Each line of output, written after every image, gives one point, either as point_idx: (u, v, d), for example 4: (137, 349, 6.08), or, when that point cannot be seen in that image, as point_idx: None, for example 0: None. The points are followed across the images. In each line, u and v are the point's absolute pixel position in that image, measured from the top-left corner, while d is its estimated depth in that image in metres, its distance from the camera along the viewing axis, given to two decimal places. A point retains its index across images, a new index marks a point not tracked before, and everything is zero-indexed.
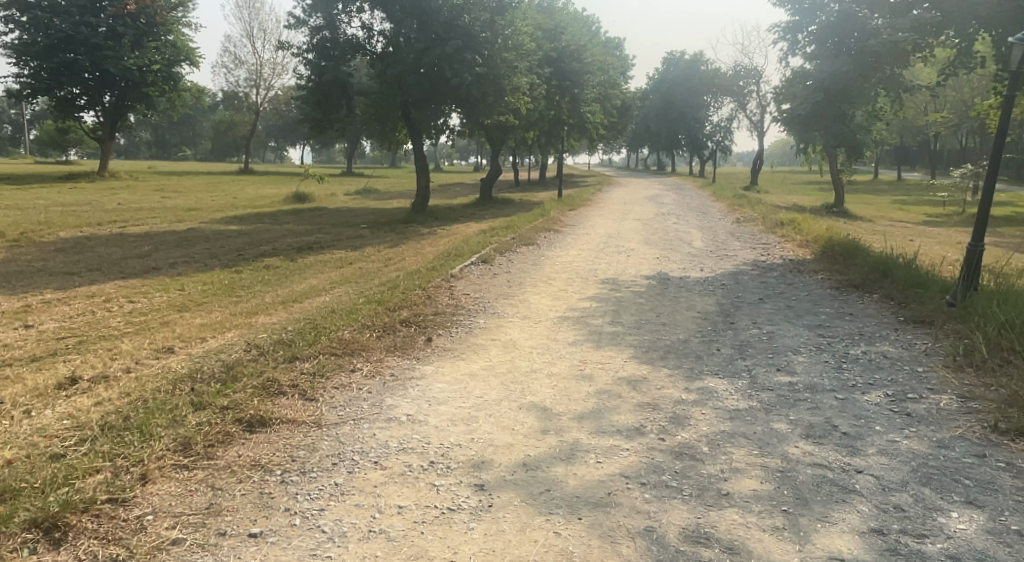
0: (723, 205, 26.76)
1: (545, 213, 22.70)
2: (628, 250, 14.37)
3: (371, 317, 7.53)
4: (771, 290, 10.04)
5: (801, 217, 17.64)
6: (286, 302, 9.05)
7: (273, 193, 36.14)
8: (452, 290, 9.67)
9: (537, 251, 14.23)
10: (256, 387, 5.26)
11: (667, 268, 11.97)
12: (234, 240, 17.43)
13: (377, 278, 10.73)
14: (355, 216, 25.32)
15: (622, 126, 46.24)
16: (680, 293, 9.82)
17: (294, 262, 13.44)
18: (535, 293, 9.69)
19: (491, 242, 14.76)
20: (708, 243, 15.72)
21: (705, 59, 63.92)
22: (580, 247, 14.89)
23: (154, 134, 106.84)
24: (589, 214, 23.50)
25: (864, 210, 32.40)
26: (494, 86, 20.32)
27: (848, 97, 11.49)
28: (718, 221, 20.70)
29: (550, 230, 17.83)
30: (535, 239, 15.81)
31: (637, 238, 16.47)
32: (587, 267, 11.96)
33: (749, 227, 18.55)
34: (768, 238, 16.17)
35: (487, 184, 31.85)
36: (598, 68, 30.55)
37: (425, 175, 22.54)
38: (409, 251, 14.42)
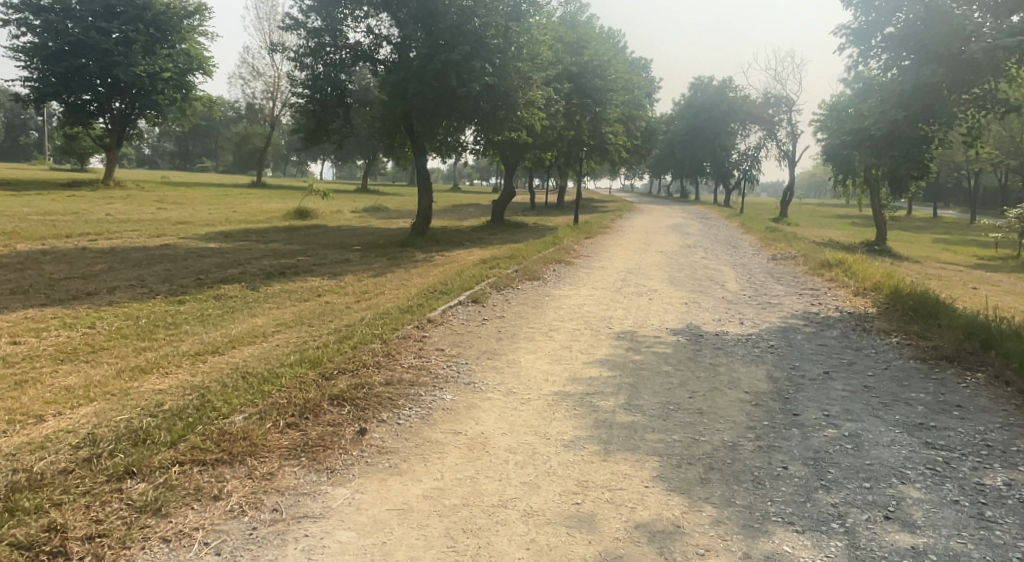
0: (755, 239, 24.54)
1: (558, 241, 20.61)
2: (649, 292, 12.17)
3: (289, 392, 5.38)
4: (837, 359, 7.81)
5: (851, 259, 15.35)
6: (203, 354, 6.93)
7: (277, 207, 34.35)
8: (423, 344, 7.54)
9: (542, 288, 12.10)
10: (10, 546, 3.20)
11: (696, 318, 9.77)
12: (206, 260, 15.49)
13: (336, 322, 8.60)
14: (352, 236, 23.33)
15: (646, 151, 44.10)
16: (716, 358, 7.61)
17: (255, 292, 11.38)
18: (527, 352, 7.52)
19: (490, 275, 12.65)
20: (742, 285, 13.49)
21: (734, 85, 61.86)
22: (594, 286, 12.73)
23: (177, 145, 106.51)
24: (607, 245, 21.39)
25: (906, 250, 29.97)
26: (506, 98, 18.31)
27: (932, 117, 9.28)
28: (752, 259, 18.49)
29: (561, 261, 15.75)
30: (541, 273, 13.68)
31: (660, 276, 14.27)
32: (597, 314, 9.80)
33: (788, 267, 16.33)
34: (813, 283, 13.93)
35: (499, 206, 29.87)
36: (623, 87, 28.52)
37: (429, 195, 20.57)
38: (393, 283, 12.28)
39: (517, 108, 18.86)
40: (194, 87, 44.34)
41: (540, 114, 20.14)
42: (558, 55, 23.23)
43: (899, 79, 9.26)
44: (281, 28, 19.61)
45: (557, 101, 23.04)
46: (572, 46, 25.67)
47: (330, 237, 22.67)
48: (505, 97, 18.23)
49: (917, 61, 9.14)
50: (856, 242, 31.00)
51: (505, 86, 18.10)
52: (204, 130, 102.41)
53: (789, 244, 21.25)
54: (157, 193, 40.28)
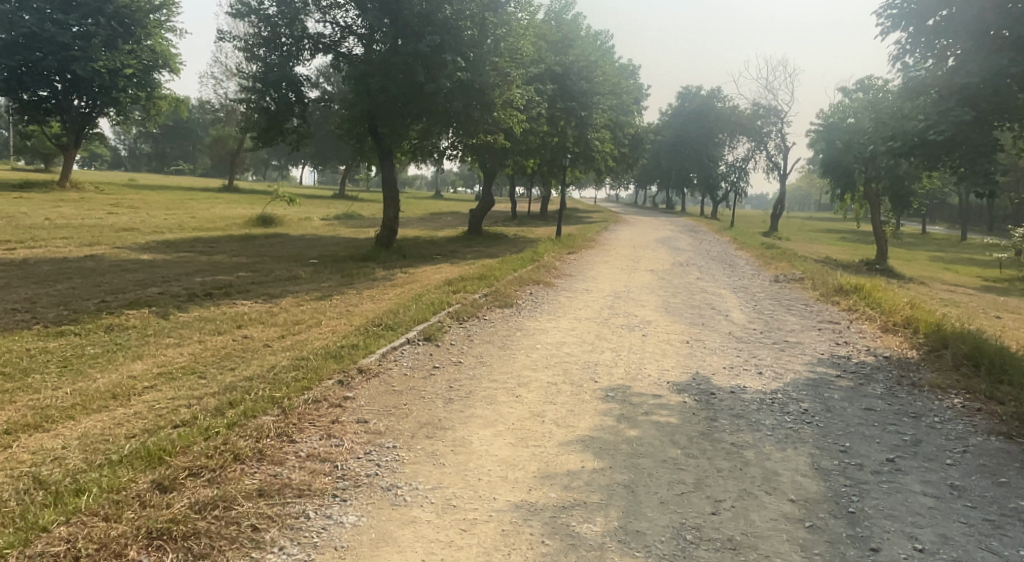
0: (750, 256, 22.79)
1: (537, 256, 18.71)
2: (641, 325, 10.25)
3: (78, 530, 3.39)
4: (896, 436, 5.93)
5: (868, 286, 13.55)
6: (19, 429, 4.91)
7: (240, 213, 32.15)
8: (345, 410, 5.57)
9: (513, 318, 10.15)
10: None
11: (700, 367, 7.85)
12: (128, 275, 13.40)
13: (240, 371, 6.56)
14: (313, 246, 21.28)
15: (633, 160, 42.34)
16: (737, 435, 5.67)
17: (164, 320, 9.31)
18: (484, 422, 5.57)
19: (454, 301, 10.67)
20: (745, 316, 11.62)
21: (722, 95, 60.37)
22: (575, 315, 10.79)
23: (154, 146, 103.60)
24: (593, 261, 19.52)
25: (908, 270, 28.40)
26: (481, 98, 16.44)
27: (999, 119, 7.45)
28: (751, 280, 16.71)
29: (538, 282, 13.88)
30: (513, 299, 11.73)
31: (652, 302, 12.38)
32: (578, 359, 7.86)
33: (796, 293, 14.49)
34: (827, 314, 12.09)
35: (477, 216, 27.92)
36: (610, 91, 26.69)
37: (396, 204, 18.62)
38: (338, 310, 10.25)
39: (495, 109, 16.99)
40: (159, 85, 41.85)
41: (521, 117, 18.28)
42: (541, 54, 21.38)
43: (960, 69, 7.46)
44: (230, 15, 17.53)
45: (538, 103, 21.19)
46: (556, 45, 23.83)
47: (288, 248, 20.64)
48: (480, 96, 16.37)
49: (982, 47, 7.34)
50: (854, 259, 29.39)
51: (480, 85, 16.23)
52: (179, 131, 99.58)
53: (790, 264, 19.48)
54: (114, 197, 37.84)
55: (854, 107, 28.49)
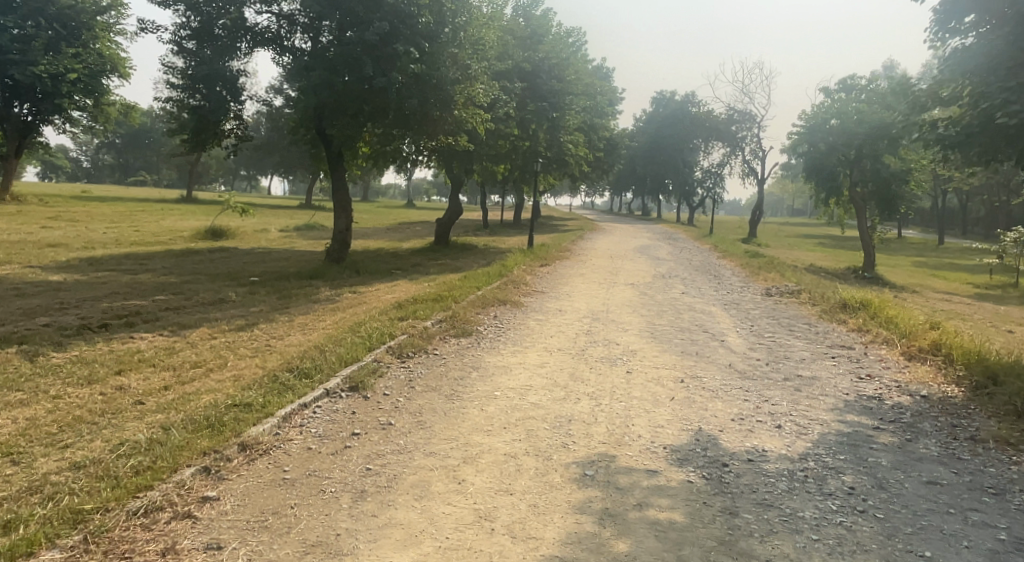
0: (735, 266, 21.31)
1: (505, 269, 16.98)
2: (624, 359, 8.52)
3: None
4: (988, 536, 4.24)
5: (876, 302, 12.00)
6: None
7: (190, 225, 29.96)
8: (194, 523, 3.84)
9: (472, 351, 8.36)
10: None
11: (702, 421, 6.13)
12: (21, 301, 11.41)
13: (72, 453, 4.74)
14: (261, 262, 19.30)
15: (608, 166, 40.81)
16: (769, 545, 3.94)
17: (26, 365, 7.43)
18: (401, 541, 3.77)
19: (400, 329, 8.85)
20: (743, 341, 9.94)
21: (696, 100, 59.18)
22: (546, 345, 9.03)
23: (116, 157, 100.12)
24: (567, 274, 17.84)
25: (897, 277, 27.21)
26: (440, 94, 14.69)
27: None
28: (742, 295, 15.11)
29: (505, 302, 12.13)
30: (473, 324, 9.94)
31: (635, 326, 10.68)
32: (547, 413, 6.08)
33: (795, 311, 12.91)
34: (837, 337, 10.47)
35: (444, 226, 26.14)
36: (584, 92, 25.05)
37: (348, 214, 16.74)
38: (256, 344, 8.40)
39: (456, 107, 15.24)
40: (107, 90, 39.28)
41: (486, 117, 16.54)
42: (508, 51, 19.70)
43: None
44: (157, 3, 15.62)
45: (505, 102, 19.52)
46: (524, 41, 22.16)
47: (230, 264, 18.64)
48: (437, 93, 14.65)
49: None
50: (840, 267, 28.09)
51: (438, 79, 14.48)
52: (141, 141, 96.09)
53: (781, 275, 17.95)
54: (56, 209, 35.29)
55: (837, 108, 27.18)
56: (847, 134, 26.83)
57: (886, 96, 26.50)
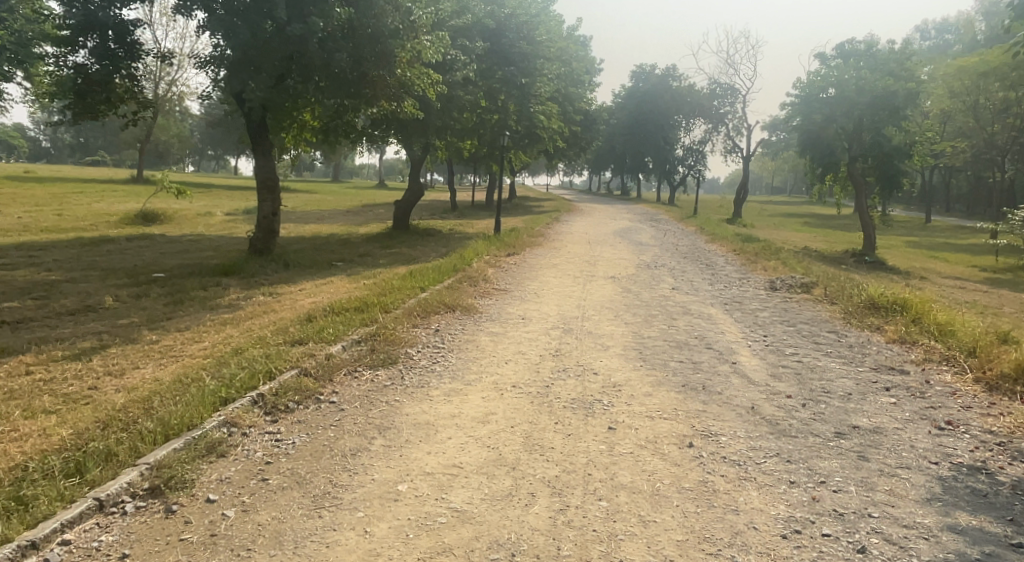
0: (727, 251, 19.00)
1: (464, 259, 14.51)
2: (605, 400, 6.08)
3: None
4: None
5: (917, 305, 9.66)
6: None
7: (124, 208, 27.00)
8: None
9: (390, 396, 5.81)
10: None
11: (735, 542, 3.70)
12: None
13: None
14: (181, 255, 16.60)
15: (587, 142, 38.21)
16: None
17: None
18: None
19: (292, 358, 6.25)
20: (762, 365, 7.48)
21: (677, 74, 56.50)
22: (499, 379, 6.53)
23: (75, 137, 95.64)
24: (537, 264, 15.41)
25: (897, 261, 25.17)
26: (377, 48, 12.00)
27: None
28: (744, 292, 12.75)
29: (455, 309, 9.62)
30: (404, 345, 7.36)
31: (618, 344, 8.22)
32: (478, 536, 3.60)
33: (811, 315, 10.57)
34: (878, 356, 8.10)
35: (404, 208, 23.50)
36: (558, 56, 22.35)
37: (275, 196, 14.02)
38: (75, 389, 5.80)
39: (400, 65, 12.55)
40: None
41: (439, 79, 13.87)
42: (467, 3, 16.98)
43: None
44: None
45: (465, 65, 16.84)
46: None
47: (143, 257, 15.92)
48: (374, 46, 11.98)
49: None
50: (837, 251, 25.98)
51: (374, 27, 11.82)
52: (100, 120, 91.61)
53: (784, 265, 15.64)
54: None
55: (835, 76, 24.74)
56: (846, 104, 24.51)
57: (888, 62, 24.15)
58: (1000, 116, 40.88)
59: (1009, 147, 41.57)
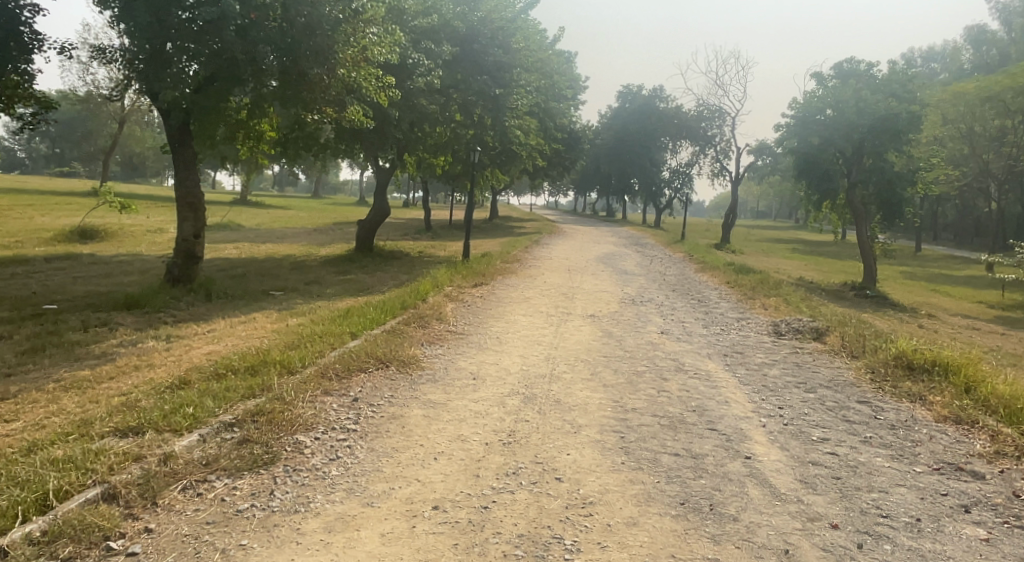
0: (720, 284, 17.16)
1: (421, 290, 12.52)
2: (570, 536, 4.13)
3: None
4: None
5: (968, 370, 7.77)
6: None
7: (65, 223, 24.83)
8: None
9: (232, 538, 3.78)
10: None
11: None
12: None
13: None
14: (99, 279, 14.52)
15: (570, 163, 36.45)
16: None
17: None
18: None
19: (100, 465, 4.20)
20: (786, 464, 5.54)
21: (664, 95, 54.99)
22: (418, 497, 4.46)
23: (49, 147, 93.18)
24: (506, 298, 13.49)
25: (899, 295, 23.52)
26: (312, 41, 10.08)
27: None
28: (747, 339, 10.85)
29: (389, 365, 7.55)
30: (296, 431, 5.28)
31: (591, 423, 6.24)
32: None
33: (829, 375, 8.69)
34: (933, 447, 6.17)
35: (367, 229, 21.54)
36: (538, 67, 20.48)
37: (198, 214, 11.99)
38: None
39: (342, 63, 10.61)
40: None
41: (393, 83, 11.92)
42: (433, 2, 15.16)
43: None
44: None
45: (429, 71, 14.93)
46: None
47: (52, 282, 13.81)
48: (309, 39, 10.06)
49: None
50: (834, 282, 24.29)
51: (309, 18, 9.90)
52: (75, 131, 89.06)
53: (787, 304, 13.81)
54: None
55: (833, 96, 23.01)
56: (846, 127, 22.86)
57: (890, 83, 22.52)
58: (994, 145, 39.52)
59: (1003, 177, 40.25)
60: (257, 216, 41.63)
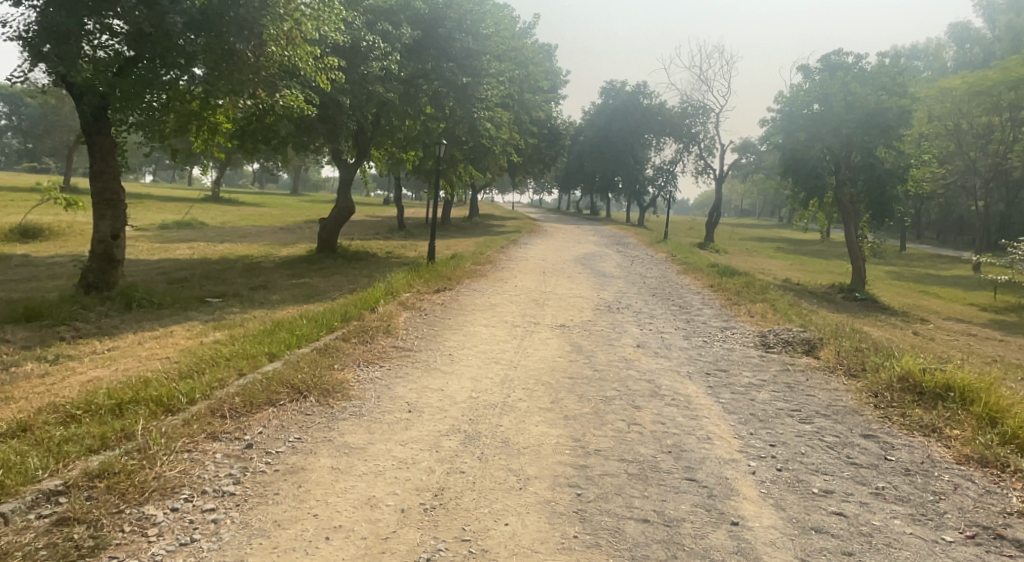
0: (703, 287, 16.01)
1: (372, 296, 11.24)
2: None
3: None
4: None
5: (990, 397, 6.65)
6: None
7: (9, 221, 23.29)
8: None
9: None
10: None
11: None
12: None
13: None
14: (20, 283, 13.16)
15: (550, 159, 35.26)
16: None
17: None
18: None
19: None
20: (783, 532, 4.39)
21: (648, 91, 53.83)
22: None
23: (20, 143, 90.69)
24: (469, 305, 12.25)
25: (889, 297, 22.52)
26: (237, 12, 9.02)
27: None
28: (732, 353, 9.69)
29: (308, 396, 6.29)
30: (147, 501, 4.06)
31: (542, 474, 5.04)
32: None
33: (827, 399, 7.54)
34: (960, 501, 5.02)
35: (330, 228, 20.21)
36: (512, 56, 19.25)
37: (117, 212, 10.77)
38: None
39: (274, 40, 9.42)
40: None
41: (337, 64, 10.75)
42: None
43: None
44: None
45: (386, 55, 13.62)
46: None
47: None
48: (233, 10, 9.02)
49: None
50: (821, 283, 23.27)
51: None
52: None
53: (775, 311, 12.67)
54: None
55: (821, 89, 21.92)
56: (834, 122, 21.84)
57: (880, 76, 21.49)
58: (981, 143, 38.72)
59: (990, 176, 39.46)
60: (226, 214, 40.07)
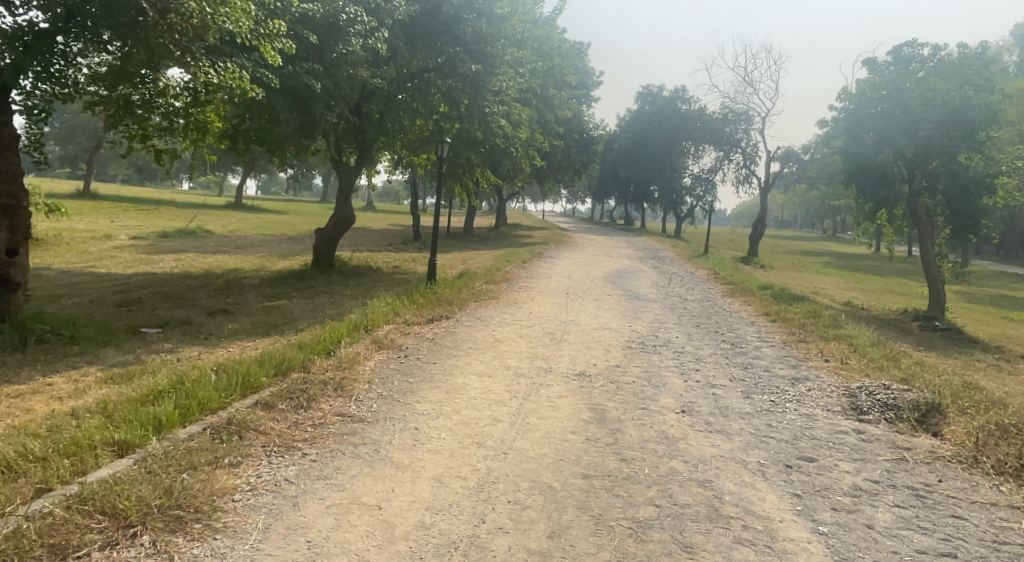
0: (759, 317, 13.16)
1: (338, 331, 8.72)
2: None
3: None
4: None
5: None
6: None
7: None
8: None
9: None
10: None
11: None
12: None
13: None
14: None
15: (581, 165, 32.62)
16: None
17: None
18: None
19: None
20: None
21: (686, 95, 50.75)
22: None
23: None
24: (466, 342, 9.65)
25: (971, 326, 19.40)
26: None
27: None
28: (818, 424, 6.96)
29: (139, 538, 3.84)
30: None
31: None
32: None
33: (992, 527, 4.79)
34: None
35: (326, 240, 17.84)
36: (534, 43, 16.67)
37: (17, 223, 8.58)
38: None
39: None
40: None
41: (285, 31, 8.97)
42: None
43: None
44: None
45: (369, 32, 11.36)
46: None
47: None
48: None
49: None
50: (889, 307, 20.24)
51: None
52: None
53: (860, 354, 9.85)
54: None
55: (891, 85, 18.89)
56: (908, 122, 18.72)
57: (964, 69, 18.34)
58: None
59: None
60: (242, 221, 38.24)
